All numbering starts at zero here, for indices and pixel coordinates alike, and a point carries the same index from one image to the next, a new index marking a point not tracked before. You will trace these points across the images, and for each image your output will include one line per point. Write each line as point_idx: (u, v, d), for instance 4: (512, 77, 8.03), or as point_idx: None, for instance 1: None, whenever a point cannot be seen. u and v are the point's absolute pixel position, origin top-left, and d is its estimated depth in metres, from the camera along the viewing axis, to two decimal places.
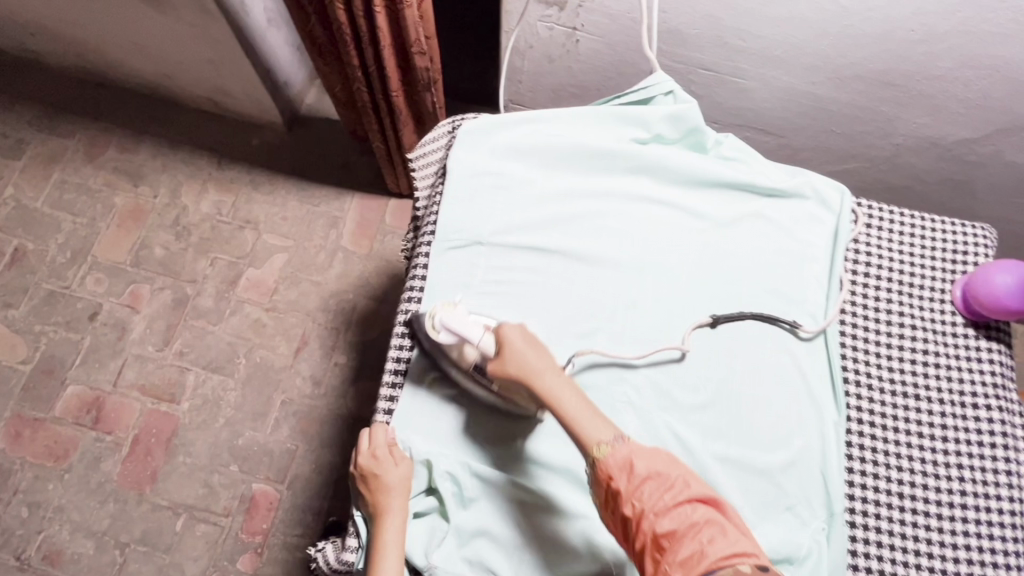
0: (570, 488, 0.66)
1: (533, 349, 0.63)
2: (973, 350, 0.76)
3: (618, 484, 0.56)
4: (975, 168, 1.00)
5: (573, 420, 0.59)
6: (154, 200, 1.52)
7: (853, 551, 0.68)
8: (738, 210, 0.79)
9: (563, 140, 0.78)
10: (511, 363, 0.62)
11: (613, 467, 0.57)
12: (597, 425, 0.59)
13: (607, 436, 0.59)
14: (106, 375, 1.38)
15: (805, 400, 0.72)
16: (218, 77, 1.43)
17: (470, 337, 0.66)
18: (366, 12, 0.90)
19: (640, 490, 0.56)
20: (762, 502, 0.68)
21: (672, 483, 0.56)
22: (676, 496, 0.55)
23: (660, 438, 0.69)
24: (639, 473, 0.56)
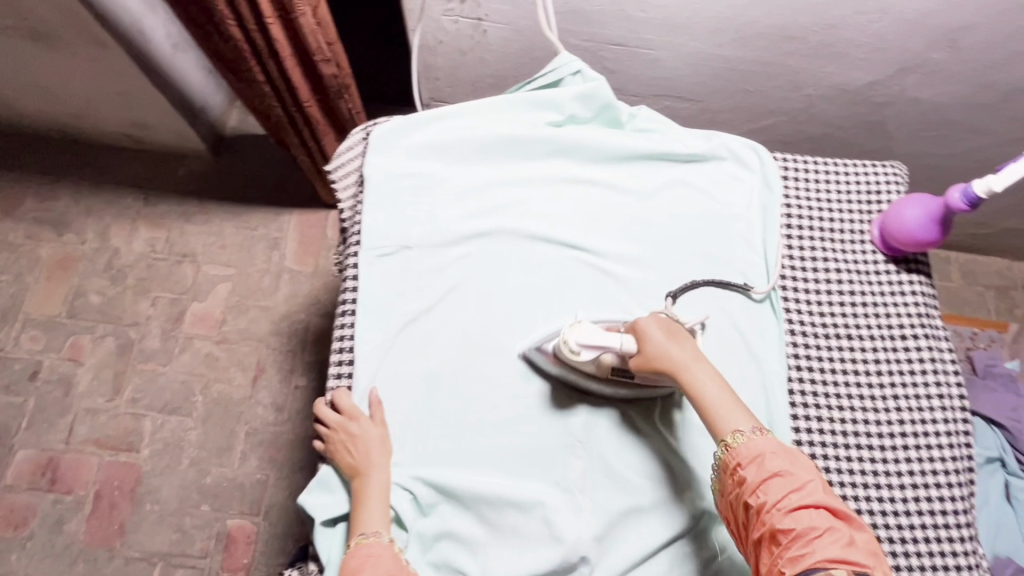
0: (525, 479, 0.66)
1: (681, 345, 0.65)
2: (896, 283, 0.79)
3: (743, 476, 0.58)
4: (884, 109, 1.04)
5: (714, 409, 0.61)
6: (82, 247, 1.46)
7: None
8: (658, 180, 0.80)
9: (478, 133, 0.78)
10: (659, 356, 0.64)
11: (740, 457, 0.59)
12: (737, 414, 0.61)
13: (745, 427, 0.60)
14: (57, 434, 1.32)
15: (745, 355, 0.74)
16: (130, 110, 1.37)
17: (612, 345, 0.65)
18: (259, 25, 0.88)
19: (765, 484, 0.57)
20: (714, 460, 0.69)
21: (802, 486, 0.56)
22: (799, 498, 0.55)
23: (610, 411, 0.70)
24: (764, 466, 0.57)
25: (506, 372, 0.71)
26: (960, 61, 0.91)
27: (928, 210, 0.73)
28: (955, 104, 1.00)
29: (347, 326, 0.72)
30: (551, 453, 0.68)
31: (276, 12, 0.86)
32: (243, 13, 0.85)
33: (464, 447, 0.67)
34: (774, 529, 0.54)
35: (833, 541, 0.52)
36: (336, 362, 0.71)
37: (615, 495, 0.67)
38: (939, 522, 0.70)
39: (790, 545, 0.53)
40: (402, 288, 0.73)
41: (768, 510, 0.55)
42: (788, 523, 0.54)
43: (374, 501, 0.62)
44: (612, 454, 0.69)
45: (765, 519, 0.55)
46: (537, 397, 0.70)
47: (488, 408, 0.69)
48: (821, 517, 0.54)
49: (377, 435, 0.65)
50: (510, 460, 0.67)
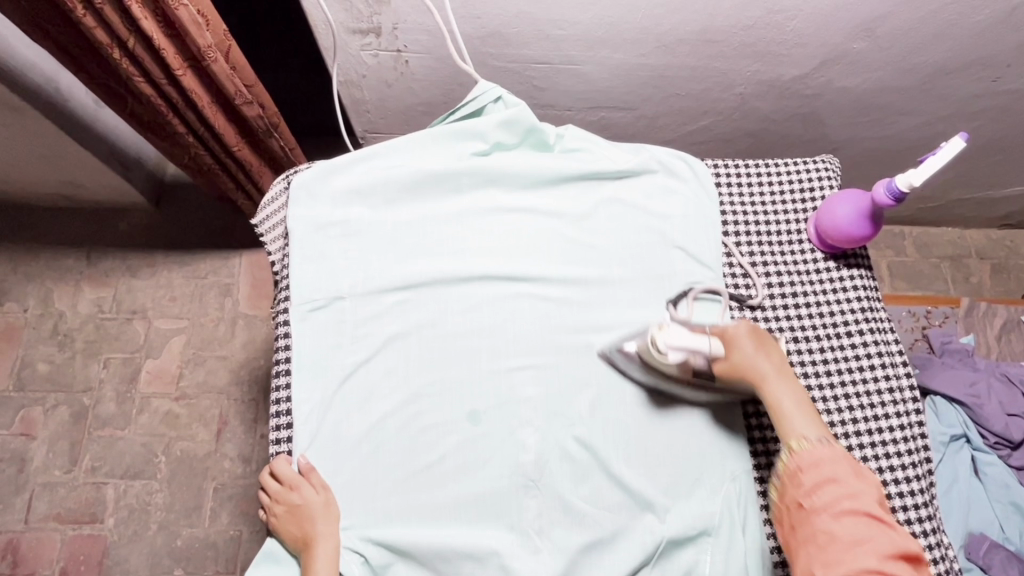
0: (478, 529, 0.66)
1: (768, 358, 0.66)
2: (837, 280, 0.78)
3: (796, 480, 0.59)
4: (815, 100, 1.04)
5: (788, 418, 0.63)
6: (25, 314, 1.40)
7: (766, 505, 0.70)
8: (591, 200, 0.79)
9: (402, 171, 0.76)
10: (742, 360, 0.66)
11: (798, 463, 0.60)
12: (810, 427, 0.62)
13: (811, 435, 0.61)
14: (15, 514, 1.27)
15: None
16: (58, 171, 1.32)
17: (699, 347, 0.66)
18: (169, 77, 0.85)
19: (815, 488, 0.58)
20: (671, 485, 0.68)
21: (855, 496, 0.56)
22: (849, 506, 0.56)
23: (561, 447, 0.68)
24: (817, 474, 0.58)
25: (451, 417, 0.69)
26: (879, 49, 0.92)
27: (858, 207, 0.73)
28: (882, 89, 1.01)
29: (282, 388, 0.72)
30: (503, 498, 0.66)
31: (186, 62, 0.83)
32: (150, 68, 0.82)
33: (414, 502, 0.66)
34: (816, 535, 0.56)
35: (874, 551, 0.53)
36: (274, 424, 0.71)
37: (576, 533, 0.66)
38: (901, 519, 0.70)
39: (831, 550, 0.54)
40: (339, 341, 0.72)
41: (817, 514, 0.57)
42: (835, 529, 0.55)
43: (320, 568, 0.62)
44: (567, 487, 0.67)
45: (809, 523, 0.57)
46: (484, 441, 0.68)
47: (435, 457, 0.68)
48: (869, 527, 0.55)
49: (319, 500, 0.65)
50: (463, 509, 0.66)
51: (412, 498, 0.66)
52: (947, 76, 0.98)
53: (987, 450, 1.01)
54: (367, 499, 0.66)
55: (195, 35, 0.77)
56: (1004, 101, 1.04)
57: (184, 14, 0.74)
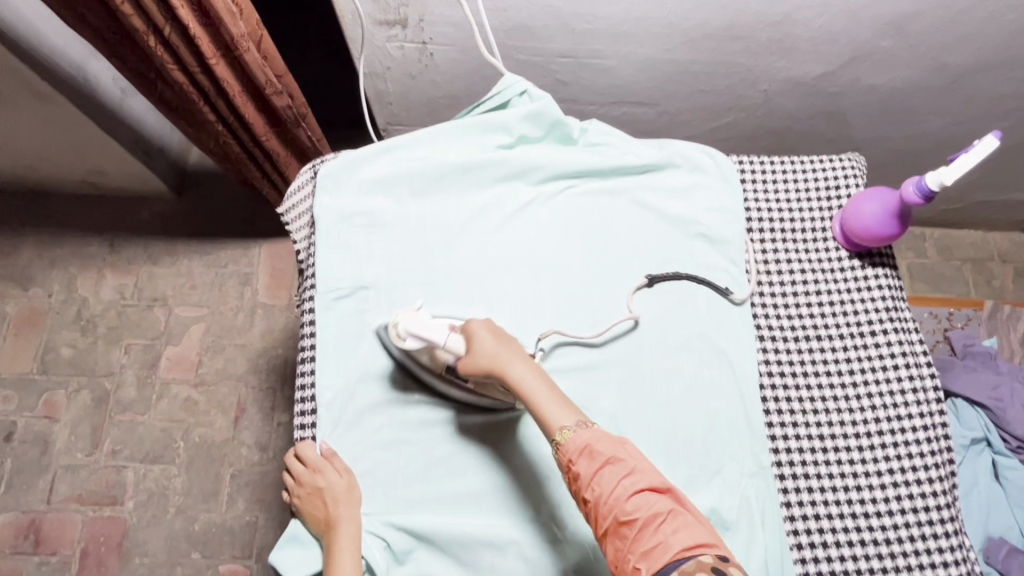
0: (498, 517, 0.66)
1: (494, 356, 0.63)
2: (862, 279, 0.77)
3: (579, 471, 0.57)
4: (840, 98, 1.03)
5: (542, 409, 0.60)
6: (49, 300, 1.43)
7: (787, 502, 0.70)
8: (615, 194, 0.79)
9: (427, 163, 0.77)
10: (481, 359, 0.63)
11: (572, 452, 0.58)
12: (563, 412, 0.60)
13: (570, 422, 0.59)
14: (38, 495, 1.30)
15: (722, 364, 0.73)
16: (84, 159, 1.34)
17: (438, 339, 0.65)
18: (203, 66, 0.86)
19: (598, 477, 0.56)
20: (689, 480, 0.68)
21: (634, 472, 0.56)
22: (631, 487, 0.55)
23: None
24: (596, 458, 0.57)
25: (473, 407, 0.69)
26: (908, 47, 0.91)
27: (885, 205, 0.72)
28: (910, 87, 1.00)
29: (307, 374, 0.73)
30: (522, 488, 0.67)
31: (220, 52, 0.84)
32: (184, 56, 0.83)
33: (435, 489, 0.67)
34: (622, 523, 0.54)
35: (674, 523, 0.53)
36: (299, 410, 0.72)
37: (595, 525, 0.66)
38: (922, 519, 0.69)
39: (641, 533, 0.53)
40: (361, 330, 0.73)
41: (607, 504, 0.55)
42: (630, 514, 0.54)
43: (344, 547, 0.63)
44: None
45: (610, 514, 0.54)
46: (504, 432, 0.69)
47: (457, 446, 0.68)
48: (656, 499, 0.54)
49: (341, 482, 0.66)
50: (482, 497, 0.66)
51: (433, 485, 0.67)
52: (977, 76, 0.96)
53: (1008, 454, 0.99)
54: (390, 484, 0.67)
55: (229, 23, 0.78)
56: None
57: (218, 4, 0.75)
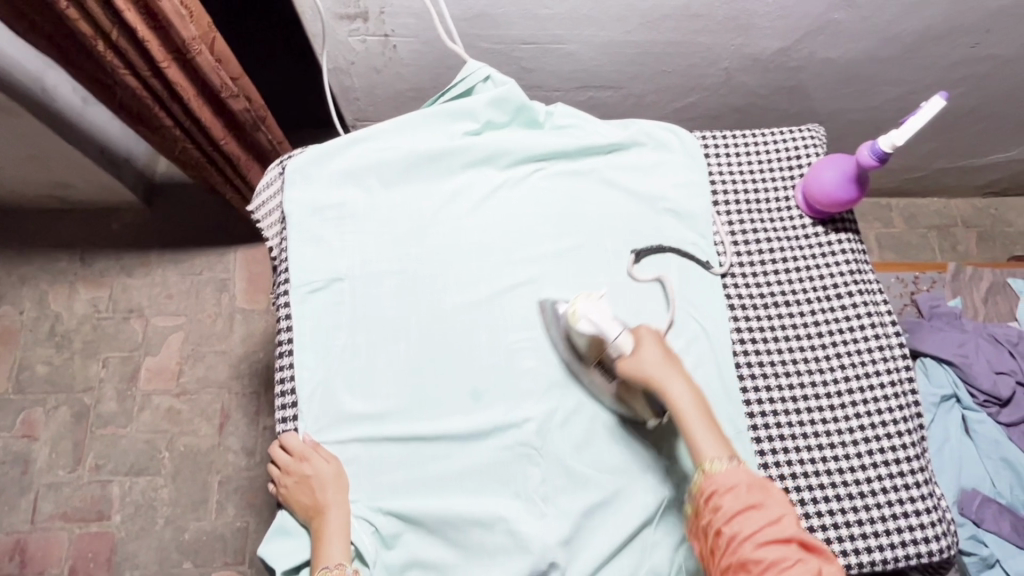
0: (484, 496, 0.67)
1: (656, 368, 0.64)
2: (826, 244, 0.79)
3: (717, 506, 0.58)
4: (799, 72, 1.06)
5: (694, 433, 0.61)
6: (21, 317, 1.40)
7: (764, 463, 0.72)
8: (583, 175, 0.80)
9: (394, 153, 0.77)
10: (645, 366, 0.64)
11: (714, 486, 0.59)
12: (716, 443, 0.61)
13: (721, 455, 0.60)
14: (21, 515, 1.28)
15: (695, 335, 0.75)
16: (49, 172, 1.32)
17: (610, 334, 0.66)
18: (155, 70, 0.86)
19: (740, 515, 0.57)
20: (669, 451, 0.69)
21: (778, 522, 0.57)
22: (772, 533, 0.56)
23: (561, 414, 0.70)
24: (739, 501, 0.57)
25: (454, 390, 0.70)
26: (859, 19, 0.93)
27: (843, 170, 0.75)
28: (865, 59, 1.02)
29: (286, 368, 0.73)
30: (505, 467, 0.68)
31: (172, 56, 0.84)
32: (135, 60, 0.84)
33: (420, 472, 0.68)
34: (745, 567, 0.55)
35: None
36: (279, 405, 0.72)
37: (578, 497, 0.67)
38: (893, 471, 0.71)
39: None
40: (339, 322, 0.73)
41: (741, 541, 0.56)
42: (763, 558, 0.55)
43: (334, 534, 0.64)
44: (570, 450, 0.69)
45: (735, 551, 0.56)
46: (486, 414, 0.69)
47: (440, 430, 0.68)
48: (796, 551, 0.55)
49: (331, 472, 0.66)
50: (467, 478, 0.68)
51: (417, 470, 0.68)
52: (927, 44, 1.00)
53: (977, 408, 1.03)
54: (376, 471, 0.68)
55: (179, 26, 0.79)
56: (983, 67, 1.06)
57: (166, 5, 0.75)
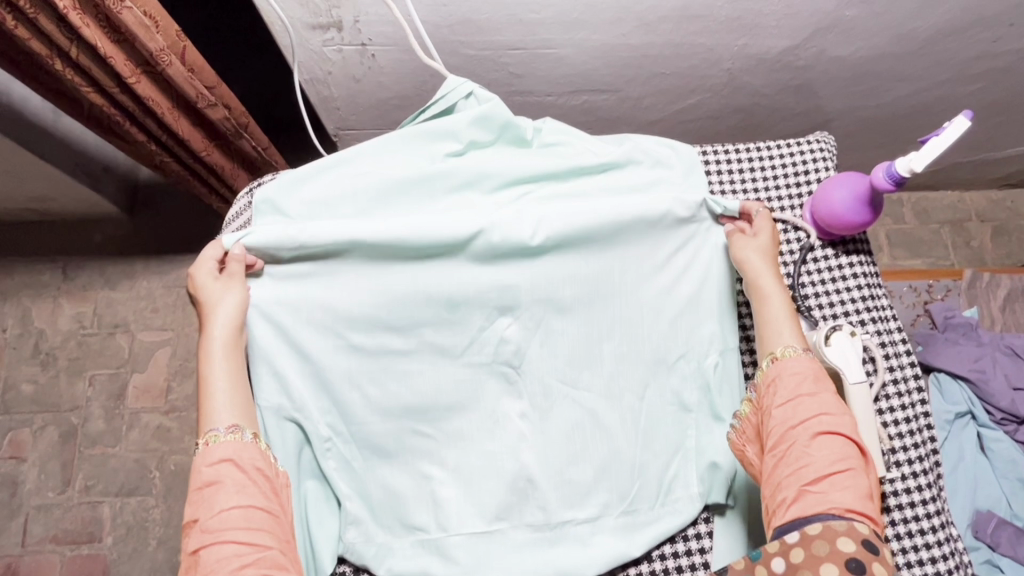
0: (478, 491, 0.64)
1: (769, 238, 0.66)
2: (836, 268, 0.73)
3: (774, 389, 0.56)
4: (807, 71, 0.99)
5: (772, 326, 0.60)
6: (4, 334, 1.36)
7: None
8: (576, 196, 0.74)
9: (370, 179, 0.72)
10: (745, 251, 0.66)
11: (779, 371, 0.57)
12: (792, 335, 0.59)
13: (796, 345, 0.59)
14: (12, 538, 1.26)
15: (698, 341, 0.69)
16: (24, 186, 1.27)
17: (848, 372, 0.62)
18: (123, 85, 0.80)
19: (796, 402, 0.55)
20: (649, 369, 0.68)
21: (834, 417, 0.54)
22: (826, 426, 0.53)
23: (538, 338, 0.69)
24: (797, 388, 0.55)
25: (443, 388, 0.66)
26: (873, 14, 0.86)
27: (856, 191, 0.69)
28: (878, 55, 0.95)
29: None
30: (480, 387, 0.67)
31: (139, 68, 0.78)
32: (98, 76, 0.77)
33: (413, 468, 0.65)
34: (792, 453, 0.53)
35: (847, 482, 0.51)
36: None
37: (558, 413, 0.67)
38: (907, 516, 0.66)
39: (807, 471, 0.51)
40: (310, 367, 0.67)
41: (792, 428, 0.54)
42: (809, 451, 0.52)
43: (221, 388, 0.58)
44: (568, 445, 0.66)
45: (786, 438, 0.54)
46: (463, 335, 0.68)
47: (415, 348, 0.68)
48: (845, 454, 0.52)
49: (221, 289, 0.63)
50: (451, 423, 0.66)
51: (405, 449, 0.65)
52: (946, 39, 0.93)
53: (993, 426, 0.98)
54: (349, 397, 0.66)
55: (144, 38, 0.72)
56: (1004, 62, 1.00)
57: (127, 17, 0.69)
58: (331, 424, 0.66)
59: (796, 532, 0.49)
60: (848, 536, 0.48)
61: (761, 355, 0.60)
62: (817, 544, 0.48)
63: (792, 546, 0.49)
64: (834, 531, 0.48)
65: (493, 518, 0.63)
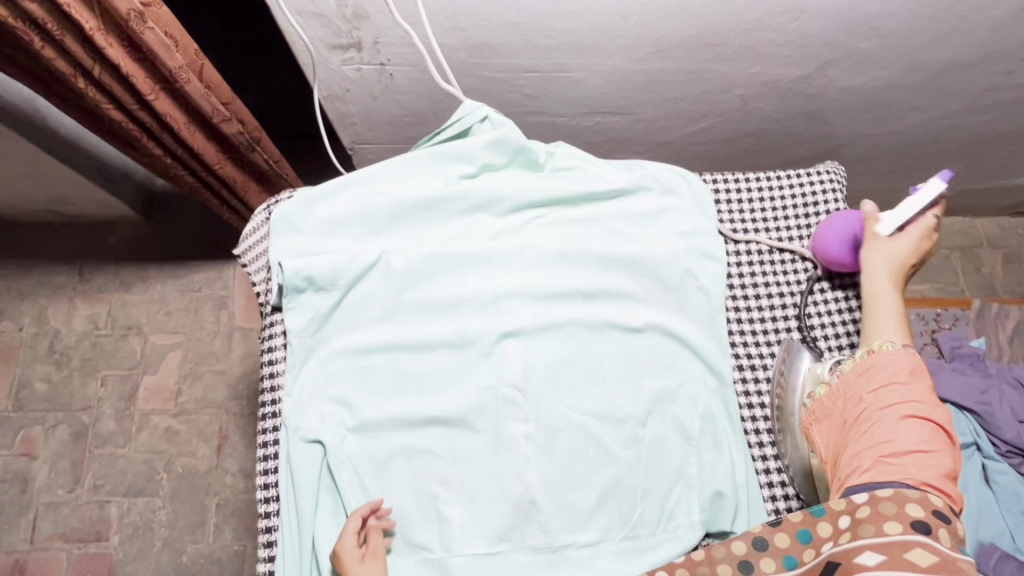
0: (479, 514, 0.64)
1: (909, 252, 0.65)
2: (843, 300, 0.73)
3: (866, 375, 0.58)
4: (820, 99, 1.00)
5: (877, 324, 0.62)
6: (20, 333, 1.39)
7: (775, 510, 0.67)
8: (585, 221, 0.75)
9: (384, 200, 0.73)
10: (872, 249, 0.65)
11: (873, 360, 0.59)
12: (895, 330, 0.61)
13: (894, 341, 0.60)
14: (21, 534, 1.28)
15: (698, 372, 0.70)
16: (46, 189, 1.30)
17: None
18: (141, 102, 0.82)
19: (883, 389, 0.57)
20: (654, 396, 0.69)
21: (924, 407, 0.55)
22: (914, 412, 0.55)
23: (545, 361, 0.70)
24: (891, 376, 0.57)
25: (450, 411, 0.67)
26: (886, 47, 0.87)
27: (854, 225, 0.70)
28: (891, 85, 0.96)
29: (269, 430, 0.69)
30: (485, 409, 0.68)
31: (157, 85, 0.80)
32: (119, 93, 0.79)
33: (416, 489, 0.65)
34: (875, 429, 0.55)
35: (931, 462, 0.52)
36: (263, 500, 0.67)
37: (563, 437, 0.67)
38: None
39: (888, 447, 0.53)
40: (317, 386, 0.68)
41: (876, 410, 0.56)
42: (895, 430, 0.54)
43: None
44: (570, 471, 0.66)
45: (870, 417, 0.56)
46: (471, 357, 0.69)
47: (425, 369, 0.69)
48: (933, 441, 0.53)
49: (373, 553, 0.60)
50: (455, 445, 0.67)
51: (409, 471, 0.66)
52: (959, 72, 0.93)
53: (998, 458, 0.97)
54: (356, 416, 0.67)
55: (164, 57, 0.74)
56: (1016, 94, 1.00)
57: (149, 37, 0.71)
58: (339, 442, 0.66)
59: (866, 494, 0.51)
60: (918, 503, 0.48)
61: (862, 346, 0.62)
62: (885, 504, 0.49)
63: (860, 505, 0.51)
64: (906, 500, 0.49)
65: (497, 539, 0.64)
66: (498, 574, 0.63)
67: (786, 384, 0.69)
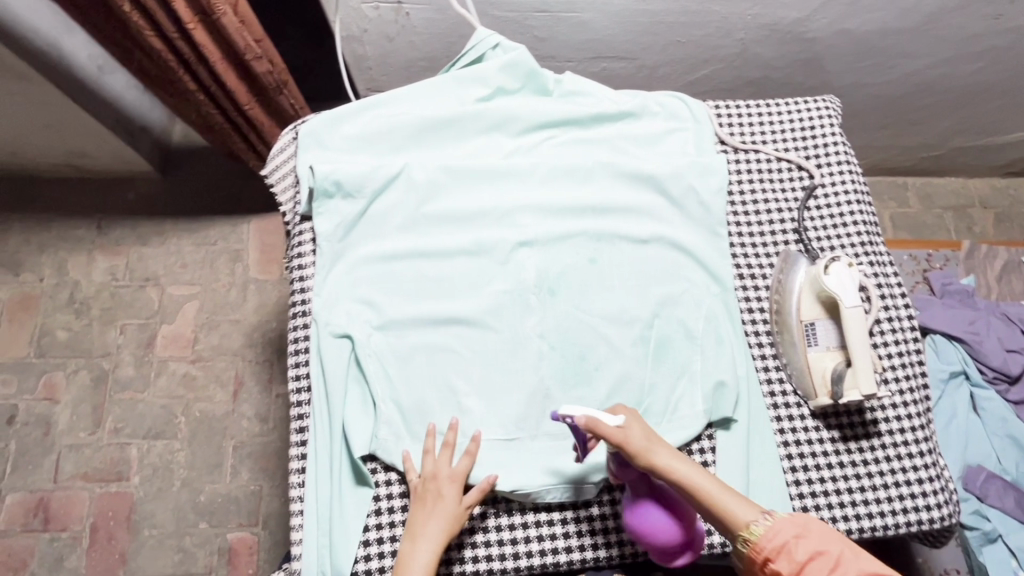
0: (499, 404, 0.69)
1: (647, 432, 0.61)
2: (838, 217, 0.78)
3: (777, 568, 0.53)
4: (815, 45, 1.04)
5: (722, 505, 0.57)
6: (41, 284, 1.43)
7: (773, 405, 0.72)
8: (595, 142, 0.79)
9: (405, 119, 0.77)
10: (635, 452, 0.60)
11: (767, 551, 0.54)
12: (742, 505, 0.57)
13: (755, 515, 0.56)
14: (44, 475, 1.32)
15: (701, 279, 0.75)
16: (67, 141, 1.34)
17: (846, 298, 0.67)
18: (180, 31, 0.86)
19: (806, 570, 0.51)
20: (660, 299, 0.73)
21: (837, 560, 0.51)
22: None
23: (558, 267, 0.74)
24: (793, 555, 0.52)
25: (469, 309, 0.72)
26: None
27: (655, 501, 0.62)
28: (884, 29, 1.00)
29: (299, 329, 0.74)
30: (503, 310, 0.72)
31: (196, 15, 0.84)
32: (160, 19, 0.83)
33: (437, 381, 0.70)
34: None
35: None
36: (295, 390, 0.73)
37: (575, 336, 0.72)
38: (897, 440, 0.70)
39: None
40: (345, 288, 0.72)
41: None
42: None
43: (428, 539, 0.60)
44: (583, 366, 0.71)
45: None
46: (489, 263, 0.74)
47: (445, 274, 0.73)
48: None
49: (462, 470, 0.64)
50: (473, 343, 0.71)
51: (431, 365, 0.70)
52: (948, 15, 0.98)
53: (985, 385, 1.03)
54: (380, 316, 0.71)
55: None
56: (1003, 40, 1.04)
57: None
58: (365, 339, 0.70)
59: None
60: None
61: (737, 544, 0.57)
62: None
63: None
64: None
65: (514, 427, 0.68)
66: (515, 459, 0.67)
67: (784, 288, 0.73)
